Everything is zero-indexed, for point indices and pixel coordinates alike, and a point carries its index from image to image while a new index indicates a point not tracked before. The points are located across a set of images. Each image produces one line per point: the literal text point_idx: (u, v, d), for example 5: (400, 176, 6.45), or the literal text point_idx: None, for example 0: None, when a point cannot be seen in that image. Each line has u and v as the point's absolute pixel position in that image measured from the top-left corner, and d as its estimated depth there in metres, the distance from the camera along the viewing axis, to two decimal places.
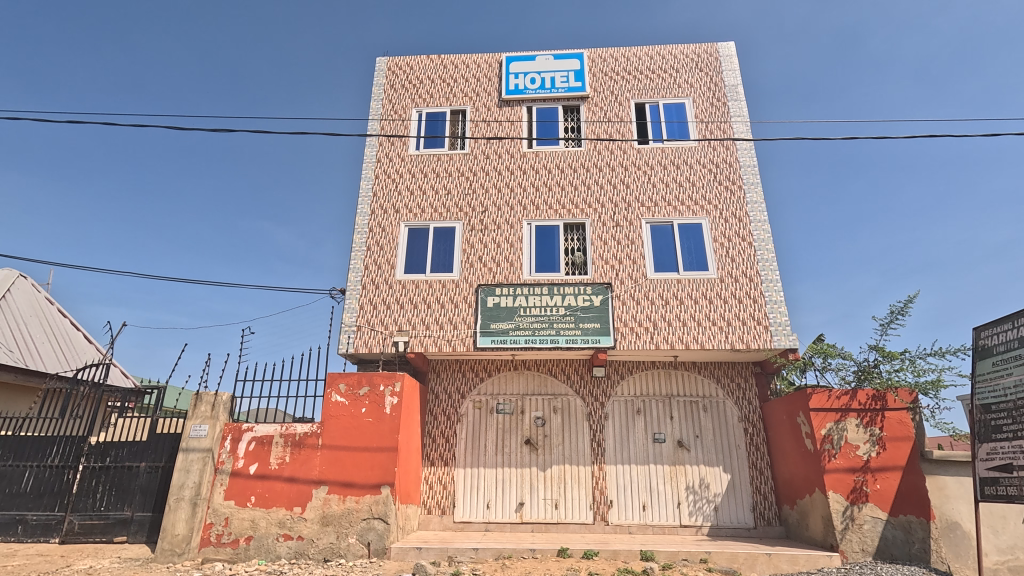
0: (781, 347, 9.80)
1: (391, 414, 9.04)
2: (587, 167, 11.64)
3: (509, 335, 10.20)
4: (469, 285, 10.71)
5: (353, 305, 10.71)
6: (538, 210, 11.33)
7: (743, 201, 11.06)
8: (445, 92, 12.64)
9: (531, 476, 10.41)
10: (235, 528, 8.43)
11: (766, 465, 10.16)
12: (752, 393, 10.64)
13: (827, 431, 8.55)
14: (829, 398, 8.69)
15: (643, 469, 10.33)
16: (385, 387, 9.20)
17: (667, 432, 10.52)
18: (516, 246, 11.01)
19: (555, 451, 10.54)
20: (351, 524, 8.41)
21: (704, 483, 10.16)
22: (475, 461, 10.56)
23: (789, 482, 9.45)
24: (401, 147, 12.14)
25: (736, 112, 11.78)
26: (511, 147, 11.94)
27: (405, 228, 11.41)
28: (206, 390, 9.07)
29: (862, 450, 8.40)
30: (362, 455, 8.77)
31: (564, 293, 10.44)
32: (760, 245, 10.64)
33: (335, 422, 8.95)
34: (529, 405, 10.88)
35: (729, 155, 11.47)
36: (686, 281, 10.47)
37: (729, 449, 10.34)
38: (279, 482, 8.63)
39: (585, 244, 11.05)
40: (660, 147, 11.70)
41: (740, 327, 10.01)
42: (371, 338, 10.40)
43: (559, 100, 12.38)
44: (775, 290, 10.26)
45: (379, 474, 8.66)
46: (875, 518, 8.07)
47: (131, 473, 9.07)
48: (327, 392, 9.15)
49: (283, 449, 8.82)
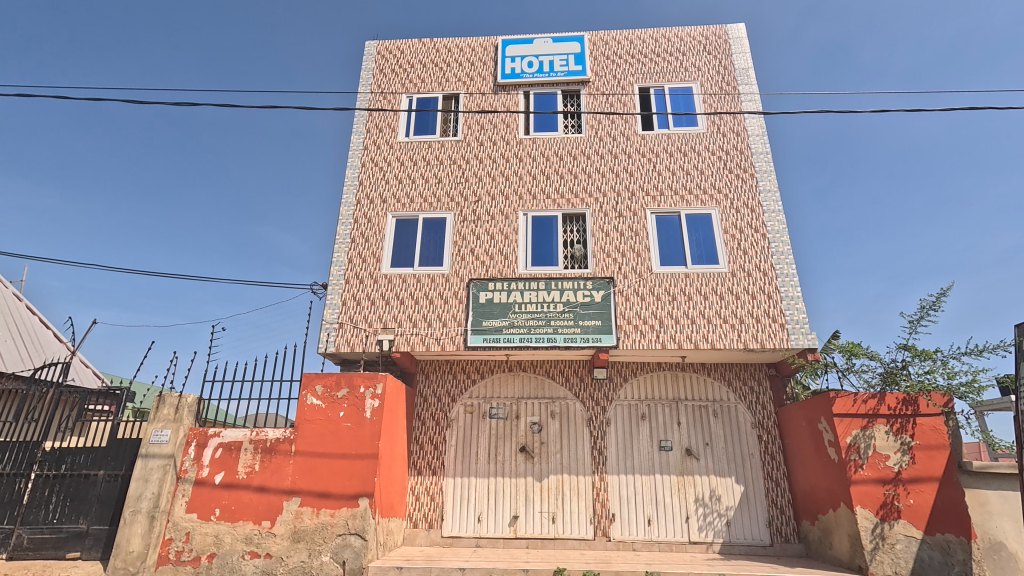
0: (800, 347, 8.97)
1: (372, 418, 8.23)
2: (588, 155, 10.89)
3: (502, 333, 9.39)
4: (460, 280, 9.94)
5: (335, 301, 9.94)
6: (534, 200, 10.58)
7: (756, 190, 10.27)
8: (437, 77, 11.93)
9: (526, 487, 9.57)
10: (197, 544, 7.64)
11: (782, 476, 9.31)
12: (766, 397, 9.80)
13: (852, 440, 7.72)
14: (855, 403, 7.84)
15: (649, 479, 9.47)
16: (365, 389, 8.39)
17: (674, 439, 9.69)
18: (511, 239, 10.24)
19: (552, 459, 9.71)
20: (325, 541, 7.59)
21: (715, 495, 9.31)
22: (465, 470, 9.74)
23: (809, 494, 8.60)
24: (390, 134, 11.44)
25: (748, 97, 11.02)
26: (507, 134, 11.21)
27: (392, 219, 10.67)
28: (170, 392, 8.30)
29: (893, 460, 7.56)
30: (338, 464, 7.97)
31: (562, 288, 9.65)
32: (775, 237, 9.84)
33: (311, 428, 8.17)
34: (524, 410, 10.08)
35: (740, 142, 10.71)
36: (694, 276, 9.67)
37: (742, 458, 9.49)
38: (247, 493, 7.83)
39: (585, 236, 10.28)
40: (666, 133, 10.94)
41: (754, 325, 9.19)
42: (354, 336, 9.64)
43: (558, 84, 11.65)
44: (792, 284, 9.44)
45: (357, 484, 7.86)
46: (909, 537, 7.21)
47: (88, 482, 8.29)
48: (302, 394, 8.38)
49: (253, 457, 8.02)
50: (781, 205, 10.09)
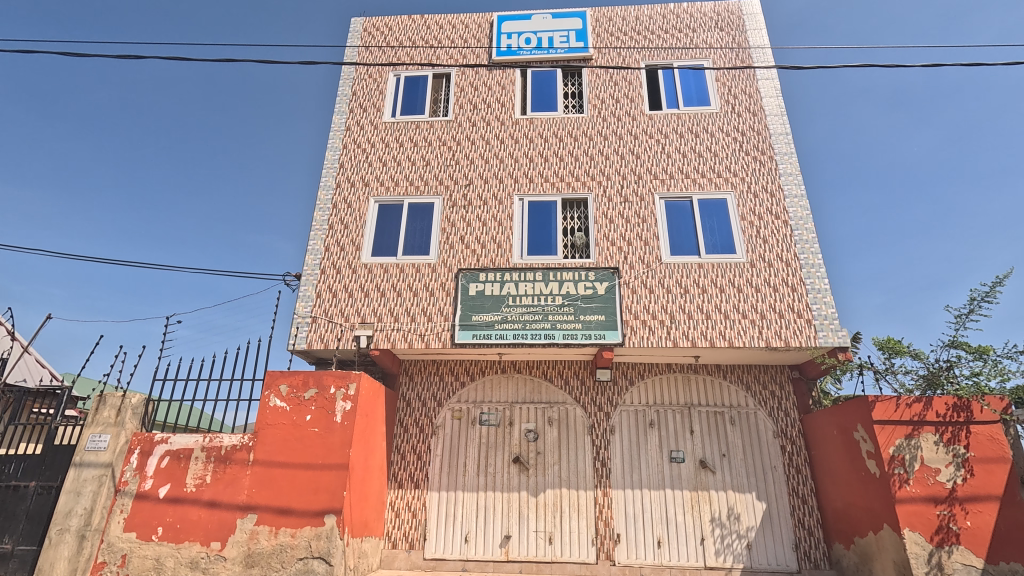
0: (829, 346, 7.92)
1: (343, 423, 7.17)
2: (591, 136, 9.96)
3: (494, 329, 8.36)
4: (448, 270, 8.95)
5: (309, 293, 8.95)
6: (531, 184, 9.63)
7: (776, 173, 9.32)
8: (427, 54, 11.05)
9: (520, 503, 8.48)
10: (134, 569, 6.57)
11: (810, 492, 8.24)
12: (789, 403, 8.76)
13: (896, 451, 6.66)
14: (899, 409, 6.77)
15: (658, 494, 8.39)
16: (337, 389, 7.33)
17: (686, 450, 8.63)
18: (506, 225, 9.27)
19: (549, 472, 8.64)
20: (283, 566, 6.51)
21: (734, 514, 8.21)
22: (451, 483, 8.67)
23: (842, 514, 7.53)
24: (375, 114, 10.53)
25: (766, 76, 10.12)
26: (502, 114, 10.29)
27: (375, 204, 9.72)
28: (111, 393, 7.27)
29: (944, 475, 6.51)
30: (303, 475, 6.91)
31: (561, 279, 8.66)
32: (798, 225, 8.86)
33: (273, 433, 7.13)
34: (518, 416, 9.03)
35: (758, 122, 9.78)
36: (708, 266, 8.67)
37: (763, 472, 8.42)
38: (195, 509, 6.77)
39: (587, 223, 9.32)
40: (675, 113, 10.02)
41: (777, 320, 8.16)
42: (328, 332, 8.62)
43: (557, 62, 10.78)
44: (819, 276, 8.44)
45: (323, 499, 6.79)
46: (967, 566, 6.15)
47: (17, 495, 7.18)
48: (264, 395, 7.36)
49: (205, 467, 6.96)
50: (805, 189, 9.12)
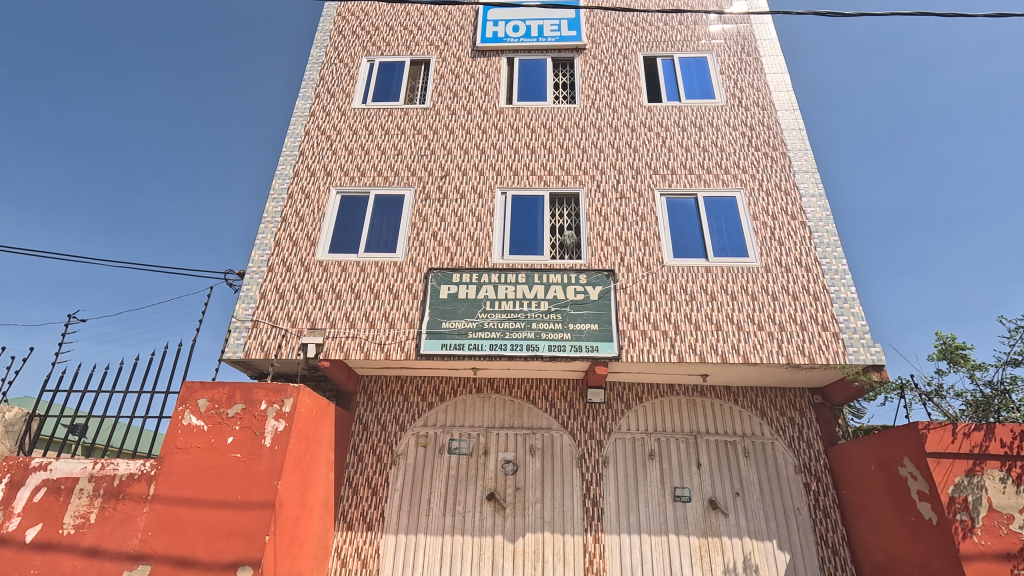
0: (861, 364, 6.72)
1: (272, 448, 5.73)
2: (584, 128, 8.95)
3: (468, 338, 7.04)
4: (417, 270, 7.70)
5: (251, 294, 7.62)
6: (516, 176, 8.53)
7: (791, 170, 8.32)
8: (405, 41, 10.13)
9: (493, 551, 6.99)
10: None
11: (840, 541, 6.89)
12: (811, 432, 7.51)
13: (956, 492, 5.37)
14: (956, 439, 5.51)
15: (660, 541, 6.97)
16: (268, 406, 5.92)
17: (692, 487, 7.27)
18: (486, 221, 8.10)
19: (529, 512, 7.20)
20: None
21: (751, 566, 6.81)
22: (412, 525, 7.17)
23: (884, 568, 6.19)
24: (344, 99, 9.46)
25: (775, 70, 9.28)
26: (485, 102, 9.29)
27: (337, 196, 8.52)
28: None
29: (1017, 522, 5.23)
30: (215, 515, 5.42)
31: (548, 283, 7.44)
32: (817, 226, 7.79)
33: (182, 460, 5.67)
34: (494, 444, 7.64)
35: (768, 116, 8.85)
36: (718, 270, 7.52)
37: (784, 515, 7.07)
38: (70, 558, 5.27)
39: (578, 221, 8.18)
40: (677, 105, 9.08)
41: (799, 334, 6.97)
42: (270, 338, 7.26)
43: (547, 52, 9.90)
44: (844, 283, 7.32)
45: (239, 546, 5.29)
46: None
47: None
48: (177, 412, 5.93)
49: (89, 502, 5.47)
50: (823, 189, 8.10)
